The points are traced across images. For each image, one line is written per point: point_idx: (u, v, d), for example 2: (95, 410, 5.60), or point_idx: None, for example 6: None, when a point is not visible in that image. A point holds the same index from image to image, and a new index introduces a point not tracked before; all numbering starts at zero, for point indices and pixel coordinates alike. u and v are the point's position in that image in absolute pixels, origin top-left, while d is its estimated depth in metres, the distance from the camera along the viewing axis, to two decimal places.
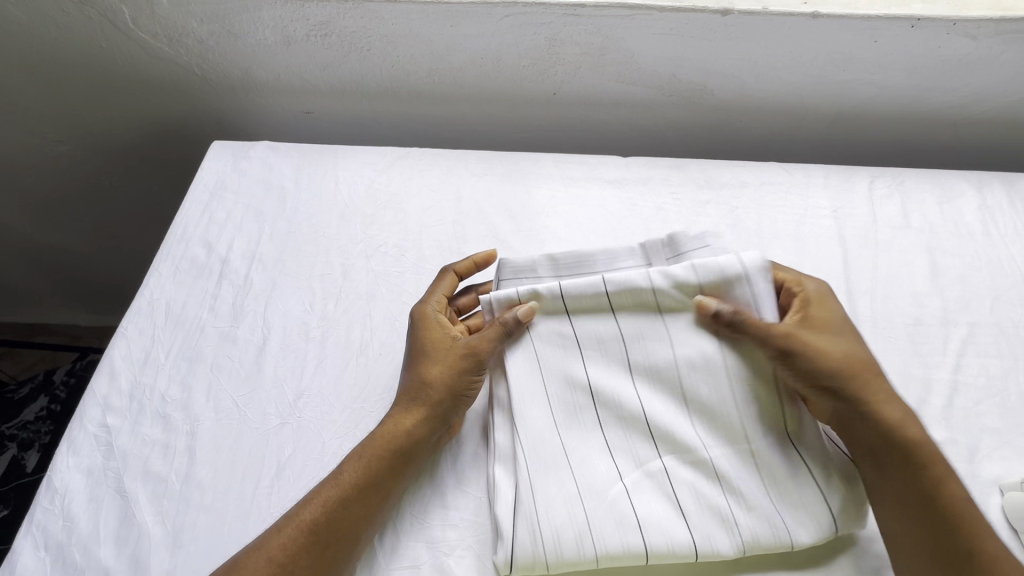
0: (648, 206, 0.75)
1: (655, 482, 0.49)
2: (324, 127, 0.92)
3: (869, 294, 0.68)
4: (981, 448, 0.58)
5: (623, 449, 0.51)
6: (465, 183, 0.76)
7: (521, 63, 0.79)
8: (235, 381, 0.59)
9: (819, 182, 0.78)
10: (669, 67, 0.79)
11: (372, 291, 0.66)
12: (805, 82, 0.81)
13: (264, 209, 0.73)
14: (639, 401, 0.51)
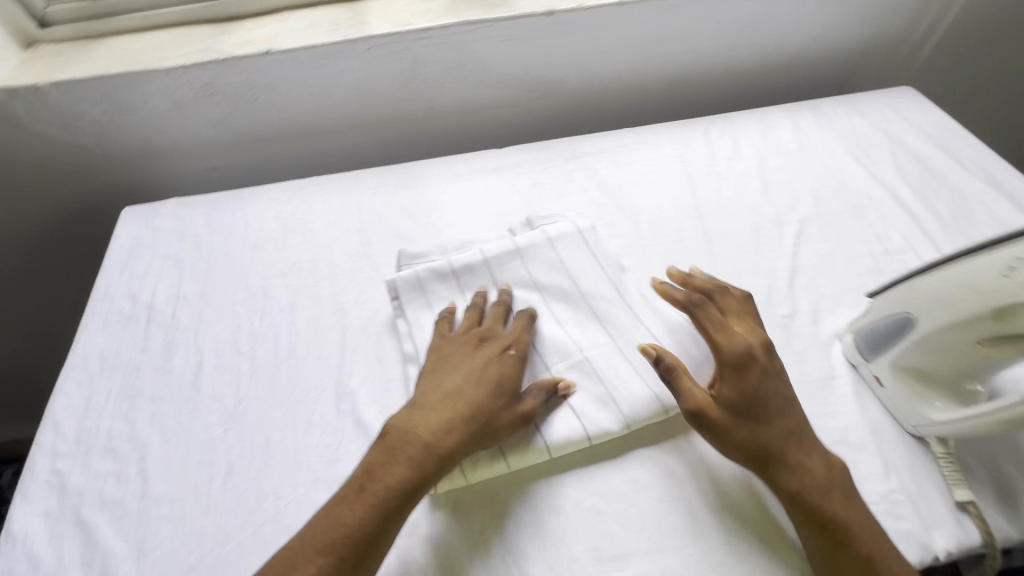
0: (525, 183, 0.86)
1: None
2: (230, 178, 0.99)
3: (716, 214, 0.81)
4: (820, 311, 0.70)
5: None
6: (363, 197, 0.86)
7: (394, 87, 0.91)
8: (177, 404, 0.65)
9: (664, 136, 0.92)
10: (519, 67, 0.92)
11: (293, 302, 0.74)
12: (635, 58, 0.95)
13: (181, 256, 0.80)
14: None
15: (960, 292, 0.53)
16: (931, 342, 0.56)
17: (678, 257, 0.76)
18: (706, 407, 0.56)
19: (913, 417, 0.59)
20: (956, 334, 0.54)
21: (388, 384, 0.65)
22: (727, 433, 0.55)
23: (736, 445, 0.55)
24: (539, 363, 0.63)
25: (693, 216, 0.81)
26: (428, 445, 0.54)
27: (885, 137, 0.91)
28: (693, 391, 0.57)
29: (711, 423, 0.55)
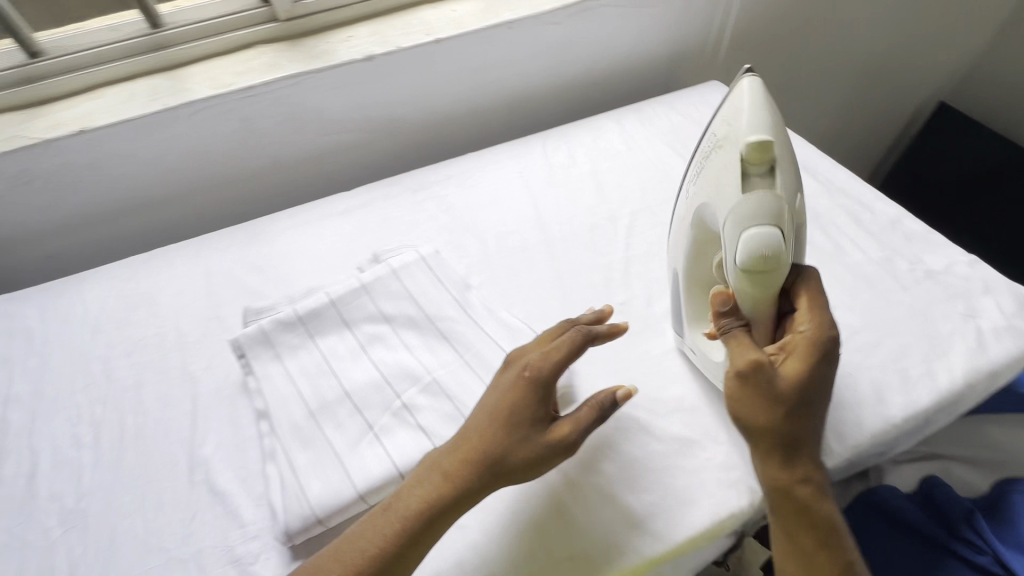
0: (375, 219, 0.88)
1: (398, 418, 0.63)
2: (73, 263, 0.95)
3: (556, 220, 0.87)
4: (652, 294, 0.77)
5: (370, 404, 0.64)
6: (212, 259, 0.85)
7: (230, 147, 0.91)
8: (8, 515, 0.60)
9: (505, 155, 0.98)
10: (355, 111, 0.95)
11: (139, 380, 0.71)
12: (468, 88, 1.01)
13: (12, 354, 0.75)
14: (374, 366, 0.67)
15: (685, 235, 0.65)
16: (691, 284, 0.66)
17: (523, 265, 0.81)
18: (755, 367, 0.53)
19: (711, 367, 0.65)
20: (697, 269, 0.65)
21: (243, 444, 0.64)
22: (756, 396, 0.52)
23: (756, 419, 0.53)
24: (391, 393, 0.65)
25: (535, 225, 0.87)
26: (419, 500, 0.51)
27: (698, 128, 1.01)
28: (747, 349, 0.54)
29: (748, 384, 0.53)
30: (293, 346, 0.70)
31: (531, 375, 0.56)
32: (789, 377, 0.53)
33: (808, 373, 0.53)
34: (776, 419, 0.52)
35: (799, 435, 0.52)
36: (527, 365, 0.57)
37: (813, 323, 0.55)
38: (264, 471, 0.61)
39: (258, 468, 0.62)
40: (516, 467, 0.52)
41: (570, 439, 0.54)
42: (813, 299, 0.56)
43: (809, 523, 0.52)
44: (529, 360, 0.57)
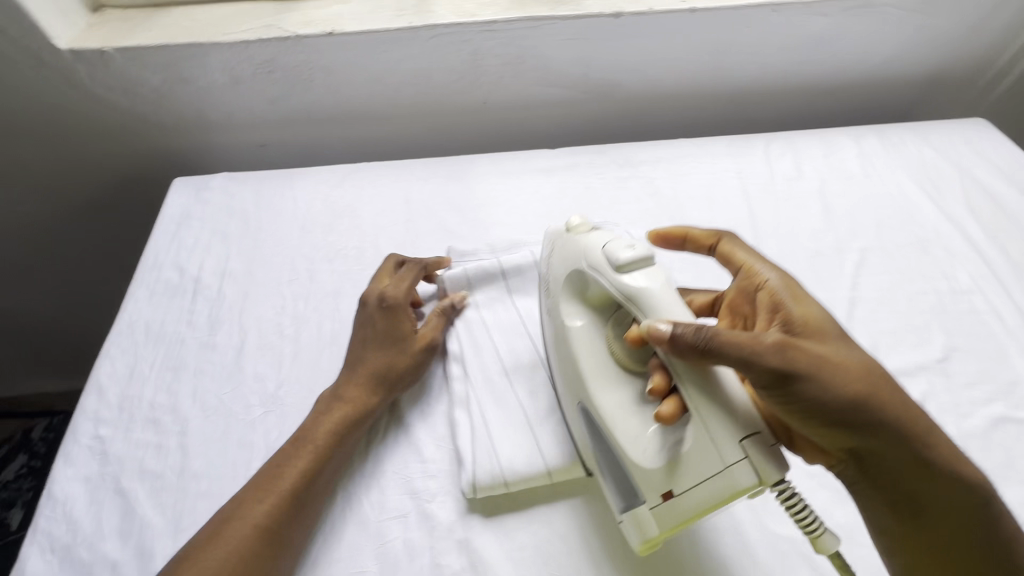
0: (577, 186, 0.84)
1: None
2: (278, 156, 0.99)
3: (773, 236, 0.79)
4: (879, 348, 0.68)
5: None
6: (413, 187, 0.85)
7: (450, 78, 0.89)
8: (218, 381, 0.64)
9: (722, 150, 0.89)
10: (579, 67, 0.90)
11: (338, 288, 0.73)
12: (698, 68, 0.93)
13: (229, 231, 0.79)
14: None
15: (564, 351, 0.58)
16: (602, 414, 0.53)
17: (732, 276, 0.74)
18: (782, 347, 0.47)
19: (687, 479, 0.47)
20: (600, 385, 0.55)
21: (430, 380, 0.65)
22: (799, 374, 0.46)
23: (816, 395, 0.47)
24: None
25: (750, 235, 0.79)
26: (329, 430, 0.56)
27: (954, 170, 0.87)
28: (765, 333, 0.47)
29: (804, 367, 0.47)
30: (492, 298, 0.68)
31: (393, 302, 0.64)
32: (819, 341, 0.49)
33: (804, 316, 0.52)
34: (830, 380, 0.47)
35: (853, 389, 0.47)
36: (387, 296, 0.64)
37: (767, 269, 0.57)
38: (450, 413, 0.62)
39: (443, 409, 0.63)
40: (406, 375, 0.62)
41: (422, 362, 0.63)
42: (732, 252, 0.60)
43: (943, 473, 0.48)
44: (384, 294, 0.65)
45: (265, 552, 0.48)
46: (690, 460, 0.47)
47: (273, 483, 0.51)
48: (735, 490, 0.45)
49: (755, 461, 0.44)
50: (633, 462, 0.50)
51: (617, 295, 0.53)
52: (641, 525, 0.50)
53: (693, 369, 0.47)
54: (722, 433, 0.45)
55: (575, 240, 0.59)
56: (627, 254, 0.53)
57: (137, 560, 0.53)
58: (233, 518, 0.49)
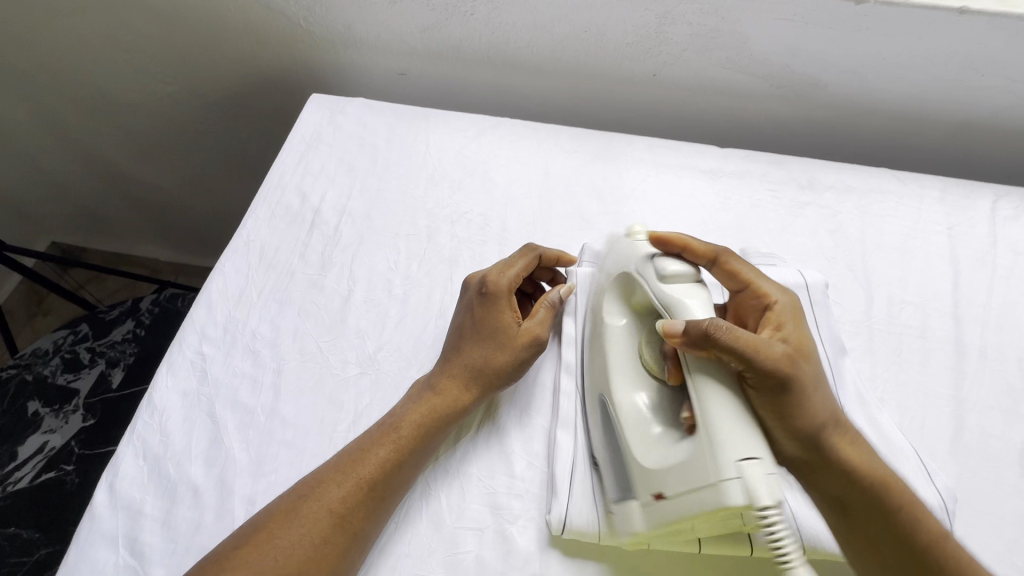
0: (742, 201, 0.72)
1: None
2: (415, 90, 0.92)
3: (979, 321, 0.63)
4: None
5: None
6: (555, 158, 0.75)
7: (626, 40, 0.76)
8: (320, 326, 0.62)
9: (935, 195, 0.72)
10: (782, 57, 0.74)
11: (455, 256, 0.67)
12: (934, 84, 0.74)
13: (356, 164, 0.75)
14: None
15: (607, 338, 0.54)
16: (621, 412, 0.49)
17: (914, 359, 0.61)
18: (783, 355, 0.43)
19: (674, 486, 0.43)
20: (621, 385, 0.51)
21: (534, 385, 0.59)
22: (793, 385, 0.43)
23: (788, 405, 0.43)
24: None
25: (947, 312, 0.64)
26: (415, 423, 0.51)
27: None
28: (768, 343, 0.43)
29: (800, 379, 0.43)
30: None
31: (492, 289, 0.56)
32: (806, 363, 0.45)
33: (798, 339, 0.47)
34: (803, 401, 0.43)
35: (825, 412, 0.45)
36: (487, 281, 0.56)
37: (774, 289, 0.51)
38: (550, 430, 0.56)
39: (542, 422, 0.57)
40: (501, 376, 0.55)
41: (526, 361, 0.56)
42: (738, 267, 0.52)
43: (871, 502, 0.44)
44: (487, 276, 0.57)
45: (336, 539, 0.45)
46: (681, 468, 0.42)
47: (354, 467, 0.48)
48: (720, 507, 0.39)
49: (748, 482, 0.39)
50: (635, 458, 0.47)
51: (657, 306, 0.48)
52: (629, 519, 0.47)
53: (701, 361, 0.44)
54: (732, 443, 0.40)
55: (631, 245, 0.54)
56: (671, 265, 0.48)
57: (216, 491, 0.52)
58: (309, 496, 0.46)
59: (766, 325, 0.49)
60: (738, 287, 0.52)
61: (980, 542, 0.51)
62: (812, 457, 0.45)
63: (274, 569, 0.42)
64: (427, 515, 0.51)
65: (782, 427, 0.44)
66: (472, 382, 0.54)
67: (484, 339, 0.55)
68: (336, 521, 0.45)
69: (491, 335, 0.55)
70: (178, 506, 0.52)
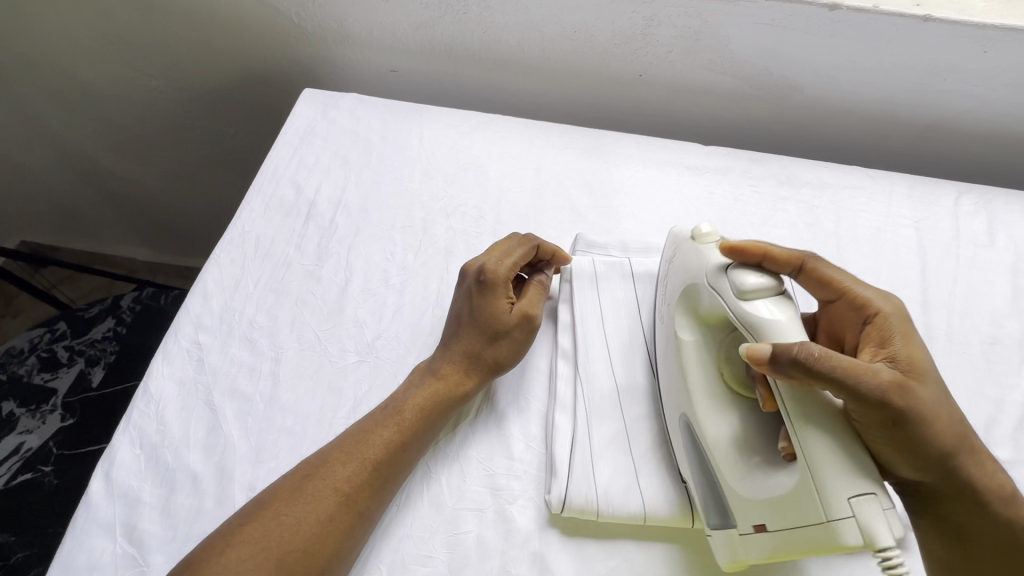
0: (725, 195, 0.75)
1: None
2: (406, 87, 0.93)
3: (945, 308, 0.68)
4: None
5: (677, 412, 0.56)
6: (546, 154, 0.77)
7: (613, 41, 0.79)
8: (318, 316, 0.62)
9: (903, 191, 0.77)
10: (761, 59, 0.78)
11: (450, 247, 0.68)
12: (900, 87, 0.79)
13: (351, 158, 0.76)
14: None
15: (680, 359, 0.54)
16: (706, 436, 0.49)
17: None
18: (895, 385, 0.42)
19: (783, 521, 0.44)
20: (704, 407, 0.51)
21: (530, 371, 0.61)
22: (913, 413, 0.42)
23: (912, 436, 0.42)
24: None
25: (916, 300, 0.68)
26: (417, 406, 0.52)
27: None
28: (875, 371, 0.42)
29: (917, 408, 0.42)
30: (614, 303, 0.64)
31: (489, 274, 0.58)
32: (923, 386, 0.44)
33: (910, 355, 0.46)
34: (930, 423, 0.43)
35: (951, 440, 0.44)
36: (484, 268, 0.58)
37: (875, 296, 0.50)
38: (548, 414, 0.58)
39: (539, 406, 0.58)
40: (501, 358, 0.56)
41: (523, 342, 0.57)
42: (830, 274, 0.51)
43: (986, 531, 0.46)
44: (484, 265, 0.59)
45: (342, 517, 0.45)
46: (790, 502, 0.43)
47: (358, 448, 0.49)
48: (836, 545, 0.40)
49: (863, 521, 0.39)
50: (730, 486, 0.47)
51: (737, 322, 0.48)
52: (731, 544, 0.48)
53: (795, 389, 0.43)
54: (841, 482, 0.40)
55: (698, 250, 0.54)
56: (751, 279, 0.47)
57: (215, 478, 0.52)
58: (314, 476, 0.47)
59: (868, 340, 0.48)
60: (832, 297, 0.52)
61: None
62: (937, 484, 0.45)
63: (280, 546, 0.42)
64: (427, 496, 0.52)
65: (901, 454, 0.43)
66: (469, 369, 0.55)
67: (480, 327, 0.57)
68: (342, 501, 0.46)
69: (486, 323, 0.57)
70: (176, 494, 0.51)
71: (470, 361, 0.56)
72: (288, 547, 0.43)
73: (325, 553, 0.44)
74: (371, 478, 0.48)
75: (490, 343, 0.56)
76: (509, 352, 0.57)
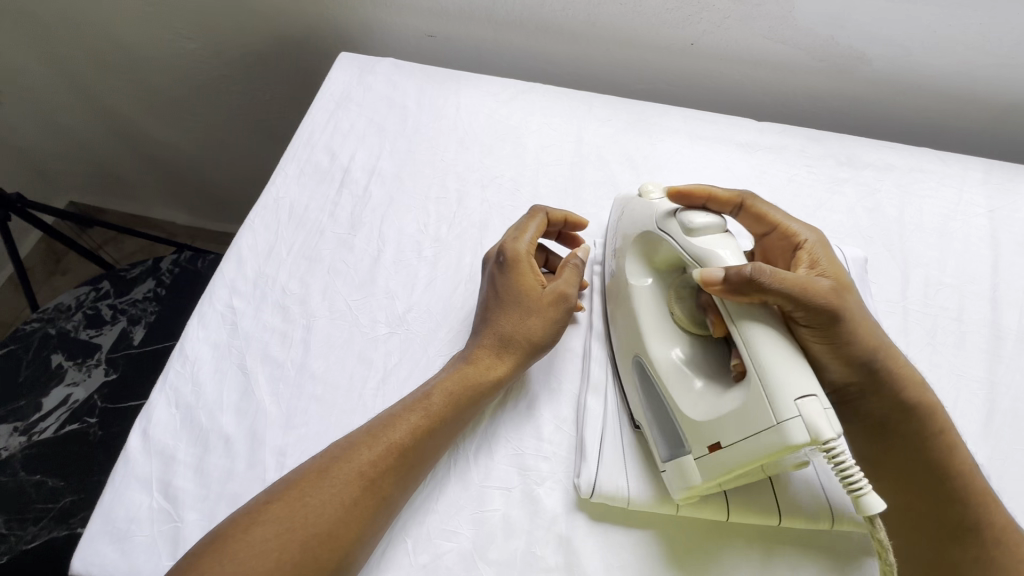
0: (778, 175, 0.70)
1: None
2: (442, 53, 0.90)
3: (1017, 306, 0.62)
4: None
5: None
6: (588, 126, 0.74)
7: (666, 6, 0.74)
8: (350, 285, 0.61)
9: (977, 176, 0.70)
10: (828, 28, 0.72)
11: (485, 220, 0.66)
12: (982, 61, 0.72)
13: (386, 125, 0.74)
14: None
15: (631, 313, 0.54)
16: (661, 370, 0.50)
17: (949, 340, 0.60)
18: (832, 291, 0.45)
19: (739, 435, 0.43)
20: (656, 342, 0.51)
21: (562, 351, 0.59)
22: (839, 314, 0.45)
23: (841, 336, 0.46)
24: None
25: (985, 296, 0.63)
26: (446, 395, 0.50)
27: None
28: (813, 280, 0.45)
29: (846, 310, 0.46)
30: None
31: (509, 255, 0.56)
32: (850, 295, 0.48)
33: (836, 272, 0.49)
34: (853, 327, 0.46)
35: (874, 341, 0.48)
36: (504, 248, 0.56)
37: (804, 229, 0.51)
38: (580, 396, 0.56)
39: (571, 388, 0.57)
40: (530, 337, 0.54)
41: (558, 323, 0.55)
42: (765, 210, 0.52)
43: (912, 427, 0.49)
44: (503, 245, 0.56)
45: (366, 501, 0.45)
46: (742, 413, 0.43)
47: (385, 432, 0.48)
48: (786, 447, 0.40)
49: (809, 419, 0.39)
50: (681, 409, 0.47)
51: (687, 259, 0.48)
52: (683, 473, 0.47)
53: (742, 308, 0.44)
54: (786, 384, 0.40)
55: (645, 205, 0.55)
56: (700, 218, 0.48)
57: (248, 442, 0.53)
58: (340, 457, 0.46)
59: (799, 263, 0.50)
60: (765, 231, 0.53)
61: None
62: (863, 382, 0.49)
63: (307, 528, 0.42)
64: (453, 472, 0.52)
65: (831, 352, 0.47)
66: (501, 353, 0.53)
67: (508, 307, 0.54)
68: (366, 486, 0.45)
69: (513, 299, 0.55)
70: (210, 454, 0.52)
71: (501, 341, 0.53)
72: (314, 529, 0.42)
73: (351, 534, 0.43)
74: (396, 464, 0.47)
75: (520, 323, 0.54)
76: (545, 332, 0.54)
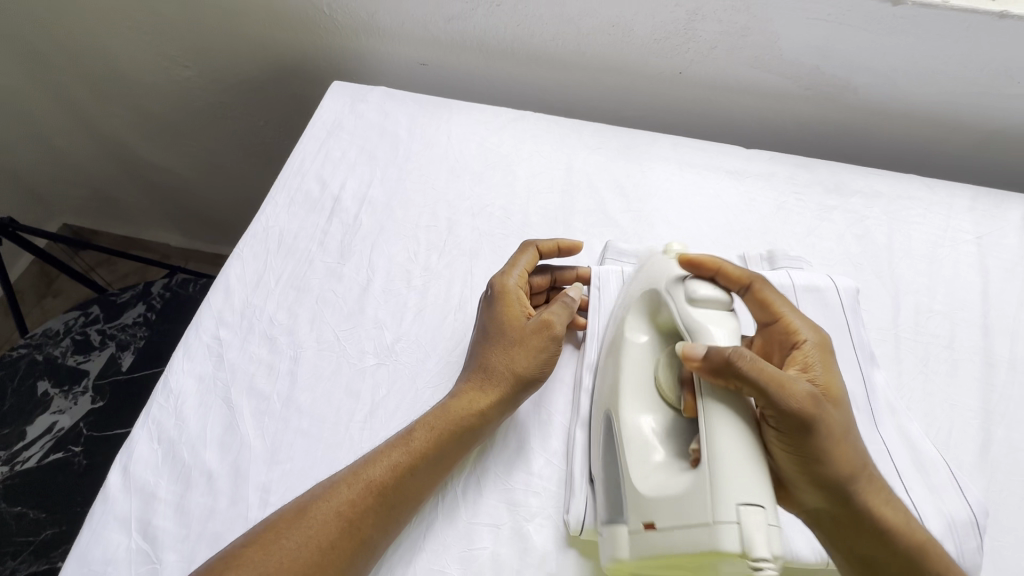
0: (768, 202, 0.71)
1: None
2: (435, 80, 0.91)
3: (1009, 332, 0.62)
4: None
5: None
6: (578, 154, 0.74)
7: (653, 36, 0.75)
8: (338, 315, 0.61)
9: (965, 203, 0.71)
10: (812, 57, 0.73)
11: (475, 249, 0.66)
12: (964, 90, 0.73)
13: (377, 153, 0.74)
14: None
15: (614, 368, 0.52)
16: (626, 432, 0.47)
17: (942, 368, 0.60)
18: (816, 400, 0.42)
19: (668, 521, 0.41)
20: (631, 407, 0.49)
21: (554, 383, 0.58)
22: (817, 424, 0.42)
23: (817, 453, 0.42)
24: None
25: (976, 323, 0.63)
26: (428, 429, 0.50)
27: None
28: (795, 381, 0.42)
29: (828, 423, 0.42)
30: None
31: (496, 288, 0.56)
32: (836, 410, 0.44)
33: (828, 383, 0.46)
34: (832, 443, 0.42)
35: (856, 466, 0.43)
36: (493, 283, 0.57)
37: (806, 325, 0.49)
38: (570, 428, 0.55)
39: (562, 421, 0.56)
40: (513, 368, 0.53)
41: (544, 354, 0.54)
42: (770, 297, 0.50)
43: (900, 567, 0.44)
44: (491, 280, 0.57)
45: (342, 545, 0.43)
46: (680, 500, 0.41)
47: (364, 470, 0.47)
48: (713, 549, 0.38)
49: (745, 529, 0.37)
50: (632, 483, 0.45)
51: (683, 330, 0.47)
52: (616, 542, 0.45)
53: (715, 389, 0.43)
54: (736, 487, 0.39)
55: (663, 263, 0.52)
56: (703, 289, 0.47)
57: (230, 478, 0.52)
58: (318, 498, 0.45)
59: (791, 364, 0.47)
60: (767, 320, 0.50)
61: (1006, 558, 0.49)
62: (840, 510, 0.44)
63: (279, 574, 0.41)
64: (440, 511, 0.50)
65: (804, 470, 0.43)
66: (484, 385, 0.52)
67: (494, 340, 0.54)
68: (344, 528, 0.44)
69: (499, 332, 0.54)
70: (191, 491, 0.51)
71: (484, 374, 0.53)
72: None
73: None
74: (374, 505, 0.45)
75: (506, 356, 0.53)
76: (529, 366, 0.53)
